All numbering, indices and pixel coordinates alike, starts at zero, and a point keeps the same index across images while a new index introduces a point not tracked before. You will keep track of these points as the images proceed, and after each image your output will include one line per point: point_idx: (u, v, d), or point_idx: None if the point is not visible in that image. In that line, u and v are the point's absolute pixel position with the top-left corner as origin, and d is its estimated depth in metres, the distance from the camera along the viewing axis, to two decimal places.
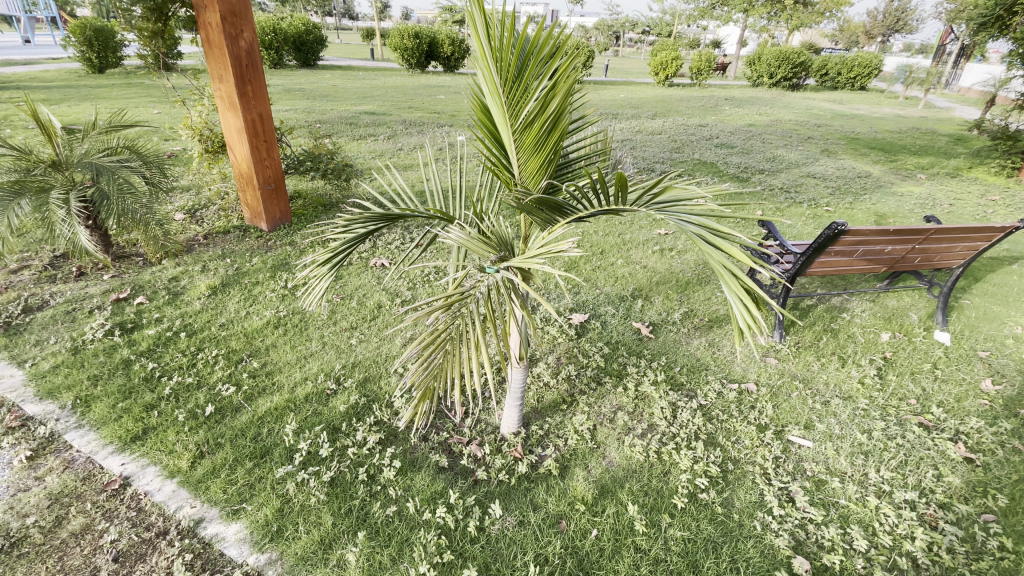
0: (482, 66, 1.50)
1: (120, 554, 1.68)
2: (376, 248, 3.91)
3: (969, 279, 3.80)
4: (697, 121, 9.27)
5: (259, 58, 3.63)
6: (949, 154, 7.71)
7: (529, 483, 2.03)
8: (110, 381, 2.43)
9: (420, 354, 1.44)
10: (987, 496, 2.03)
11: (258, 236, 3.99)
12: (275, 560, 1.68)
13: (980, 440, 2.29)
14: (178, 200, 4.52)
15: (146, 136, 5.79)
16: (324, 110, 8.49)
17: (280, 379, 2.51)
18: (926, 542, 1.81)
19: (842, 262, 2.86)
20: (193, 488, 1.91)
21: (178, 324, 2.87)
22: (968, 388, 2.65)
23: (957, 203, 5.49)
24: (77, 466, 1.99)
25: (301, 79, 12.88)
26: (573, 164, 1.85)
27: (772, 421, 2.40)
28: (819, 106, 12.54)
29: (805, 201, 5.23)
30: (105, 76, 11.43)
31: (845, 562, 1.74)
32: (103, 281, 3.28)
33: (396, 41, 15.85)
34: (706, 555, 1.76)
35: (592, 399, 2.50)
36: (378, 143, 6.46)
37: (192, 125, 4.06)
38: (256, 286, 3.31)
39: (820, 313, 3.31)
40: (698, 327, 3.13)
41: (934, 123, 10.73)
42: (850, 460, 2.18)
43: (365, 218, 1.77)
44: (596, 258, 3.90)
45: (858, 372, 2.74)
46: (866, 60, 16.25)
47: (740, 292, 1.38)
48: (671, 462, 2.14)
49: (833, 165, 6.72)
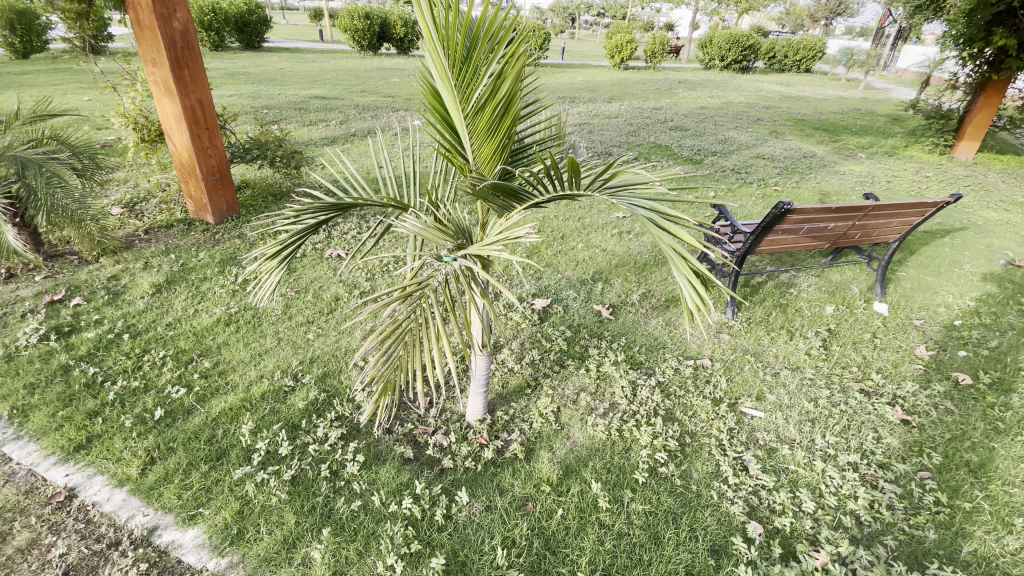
0: (430, 48, 1.45)
1: (70, 568, 1.60)
2: (332, 239, 3.80)
3: (905, 253, 4.05)
4: (652, 105, 9.38)
5: (195, 39, 3.41)
6: (886, 134, 8.12)
7: (496, 468, 2.04)
8: (47, 389, 2.27)
9: (379, 348, 1.42)
10: (922, 455, 2.19)
11: (204, 229, 3.81)
12: (237, 562, 1.64)
13: (915, 403, 2.47)
14: (114, 193, 4.24)
15: (76, 126, 5.41)
16: (272, 95, 8.12)
17: (234, 378, 2.42)
18: (867, 500, 1.94)
19: (790, 240, 2.99)
20: (145, 496, 1.83)
21: (120, 326, 2.71)
22: (904, 355, 2.84)
23: (894, 180, 5.81)
24: (17, 479, 1.87)
25: (244, 62, 12.20)
26: (528, 149, 1.82)
27: (726, 394, 2.50)
28: (769, 88, 12.93)
29: (755, 181, 5.42)
30: (26, 62, 10.45)
31: (796, 524, 1.86)
32: (35, 282, 3.06)
33: (346, 22, 15.23)
34: (667, 526, 1.83)
35: (555, 381, 2.53)
36: (330, 130, 6.23)
37: (125, 112, 3.78)
38: (204, 282, 3.16)
39: (769, 289, 3.45)
40: (655, 307, 3.21)
41: (874, 103, 11.25)
42: (799, 428, 2.31)
43: (315, 208, 1.71)
44: (557, 243, 3.94)
45: (805, 344, 2.88)
46: (810, 43, 16.79)
47: (689, 274, 1.41)
48: (632, 439, 2.20)
49: (781, 146, 6.97)
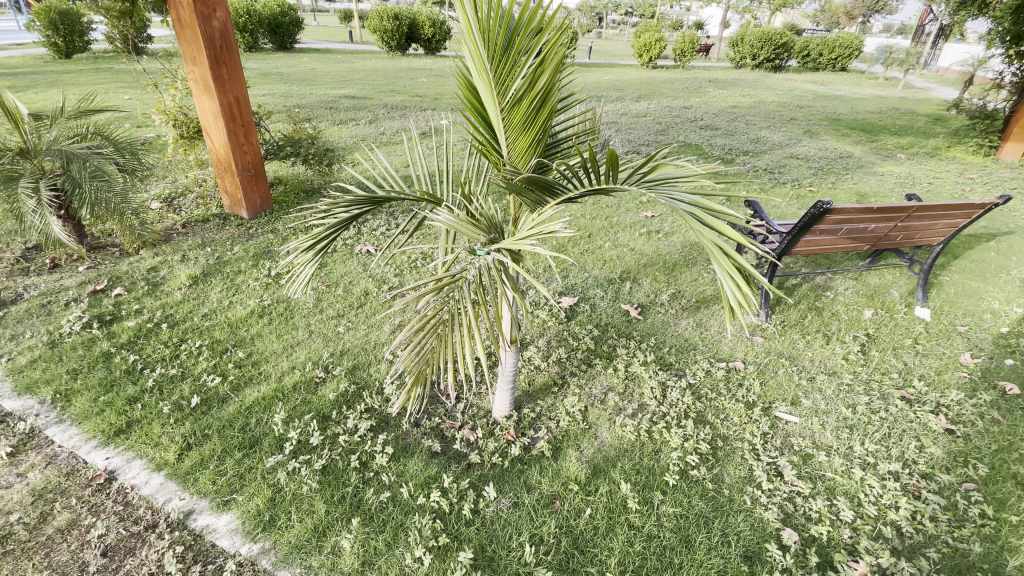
0: (468, 42, 1.45)
1: (109, 549, 1.65)
2: (361, 234, 3.85)
3: (948, 257, 3.88)
4: (682, 104, 9.23)
5: (233, 39, 3.50)
6: (927, 134, 7.81)
7: (523, 465, 2.03)
8: (90, 374, 2.36)
9: (413, 339, 1.42)
10: (968, 466, 2.09)
11: (239, 224, 3.90)
12: (269, 549, 1.67)
13: (959, 412, 2.36)
14: (154, 188, 4.38)
15: (118, 123, 5.61)
16: (303, 94, 8.29)
17: (267, 368, 2.47)
18: (910, 511, 1.86)
19: (827, 241, 2.89)
20: (181, 480, 1.88)
21: (159, 316, 2.79)
22: (947, 362, 2.72)
23: (936, 181, 5.58)
24: (60, 462, 1.94)
25: (276, 62, 12.47)
26: (562, 143, 1.81)
27: (759, 398, 2.43)
28: (802, 87, 12.60)
29: (789, 181, 5.27)
30: (71, 62, 10.87)
31: (833, 533, 1.79)
32: (79, 272, 3.18)
33: (375, 23, 15.48)
34: (698, 530, 1.79)
35: (582, 380, 2.51)
36: (359, 128, 6.31)
37: (165, 109, 3.92)
38: (238, 275, 3.24)
39: (804, 292, 3.35)
40: (685, 307, 3.15)
41: (913, 103, 10.83)
42: (836, 434, 2.23)
43: (350, 200, 1.72)
44: (584, 241, 3.90)
45: (842, 349, 2.79)
46: (847, 41, 16.26)
47: (731, 269, 1.39)
48: (662, 440, 2.16)
49: (816, 145, 6.78)
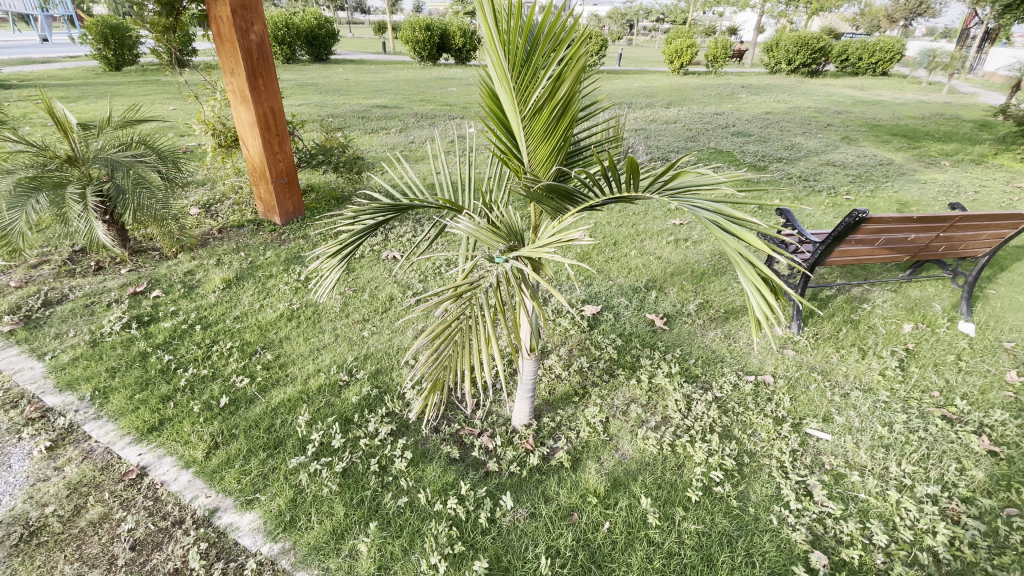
0: (490, 52, 1.46)
1: (137, 543, 1.71)
2: (388, 241, 3.91)
3: (995, 269, 3.67)
4: (713, 110, 9.08)
5: (270, 52, 3.63)
6: (973, 141, 7.45)
7: (541, 475, 2.01)
8: (127, 373, 2.46)
9: (430, 345, 1.42)
10: (1012, 490, 1.96)
11: (271, 230, 4.02)
12: (288, 549, 1.70)
13: (1004, 433, 2.22)
14: (194, 195, 4.56)
15: (162, 133, 5.90)
16: (337, 103, 8.53)
17: (293, 371, 2.53)
18: (948, 537, 1.75)
19: (863, 251, 2.78)
20: (208, 478, 1.94)
21: (193, 318, 2.90)
22: (993, 380, 2.57)
23: (983, 190, 5.31)
24: (96, 456, 2.03)
25: (313, 73, 12.88)
26: (584, 151, 1.80)
27: (789, 413, 2.35)
28: (841, 92, 12.21)
29: (824, 189, 5.10)
30: (121, 74, 11.47)
31: (865, 557, 1.70)
32: (120, 275, 3.33)
33: (407, 33, 15.80)
34: (721, 549, 1.74)
35: (604, 391, 2.47)
36: (390, 137, 6.44)
37: (204, 119, 4.10)
38: (269, 279, 3.33)
39: (839, 304, 3.22)
40: (713, 318, 3.07)
41: (959, 108, 10.35)
42: (871, 454, 2.13)
43: (375, 208, 1.76)
44: (609, 249, 3.86)
45: (879, 364, 2.66)
46: (888, 44, 15.70)
47: (757, 279, 1.34)
48: (685, 455, 2.11)
49: (854, 152, 6.55)
